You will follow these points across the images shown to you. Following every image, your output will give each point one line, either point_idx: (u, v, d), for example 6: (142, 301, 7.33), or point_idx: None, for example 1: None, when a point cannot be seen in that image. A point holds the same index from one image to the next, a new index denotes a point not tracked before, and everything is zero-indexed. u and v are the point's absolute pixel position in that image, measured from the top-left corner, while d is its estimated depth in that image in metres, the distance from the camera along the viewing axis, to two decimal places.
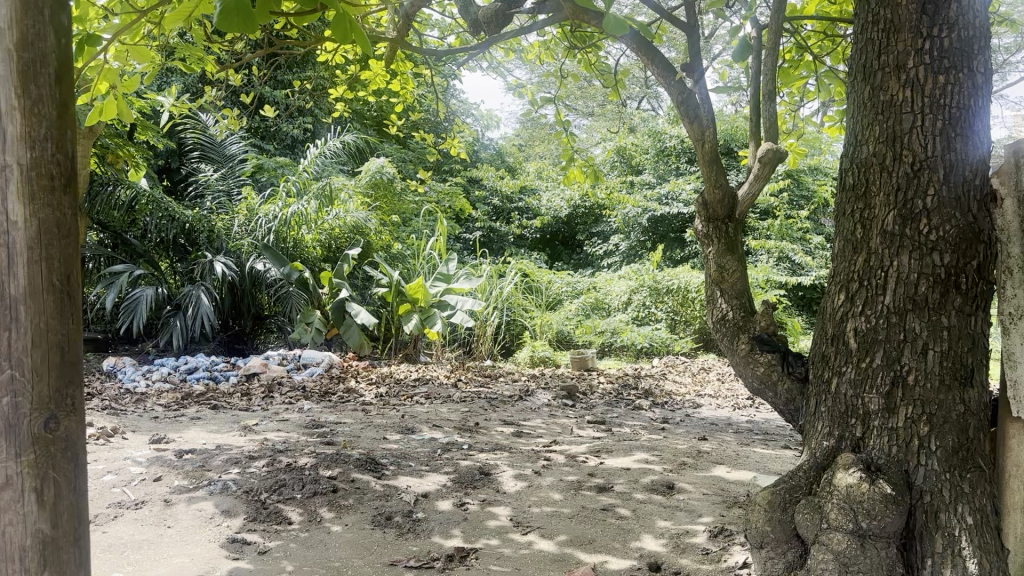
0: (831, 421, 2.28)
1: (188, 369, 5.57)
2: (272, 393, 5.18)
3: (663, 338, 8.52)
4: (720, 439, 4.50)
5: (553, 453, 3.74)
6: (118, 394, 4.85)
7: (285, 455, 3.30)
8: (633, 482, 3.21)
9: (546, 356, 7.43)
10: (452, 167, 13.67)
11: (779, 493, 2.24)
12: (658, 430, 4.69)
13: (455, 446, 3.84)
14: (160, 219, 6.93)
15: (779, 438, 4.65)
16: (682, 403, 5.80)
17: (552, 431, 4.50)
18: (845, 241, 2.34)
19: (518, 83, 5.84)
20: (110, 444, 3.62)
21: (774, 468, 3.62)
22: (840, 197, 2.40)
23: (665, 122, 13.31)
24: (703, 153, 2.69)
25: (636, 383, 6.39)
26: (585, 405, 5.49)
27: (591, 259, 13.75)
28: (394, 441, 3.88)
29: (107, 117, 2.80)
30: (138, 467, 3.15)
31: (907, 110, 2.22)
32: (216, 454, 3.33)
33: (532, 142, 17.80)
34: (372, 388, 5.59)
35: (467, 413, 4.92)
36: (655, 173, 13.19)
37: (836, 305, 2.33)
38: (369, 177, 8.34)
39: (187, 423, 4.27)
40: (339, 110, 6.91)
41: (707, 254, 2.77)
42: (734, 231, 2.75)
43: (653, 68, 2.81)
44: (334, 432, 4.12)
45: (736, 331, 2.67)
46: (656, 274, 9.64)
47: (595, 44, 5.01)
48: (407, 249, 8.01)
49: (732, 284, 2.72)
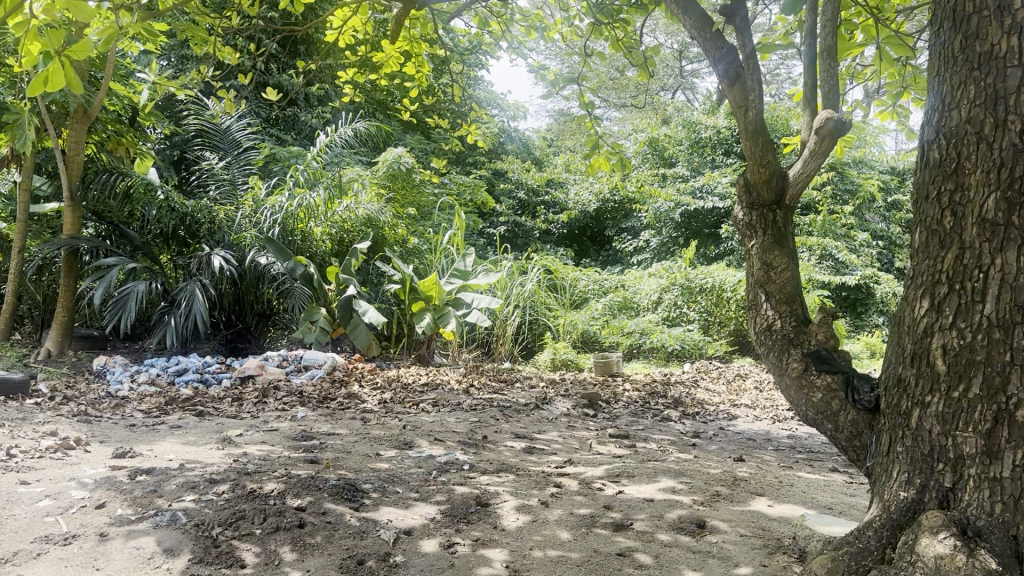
0: (911, 466, 1.78)
1: (177, 370, 5.15)
2: (266, 398, 4.76)
3: (696, 340, 7.99)
4: (759, 459, 3.97)
5: (565, 478, 3.24)
6: (97, 398, 4.47)
7: (251, 478, 2.84)
8: (657, 518, 2.70)
9: (569, 359, 6.92)
10: (477, 159, 13.32)
11: (843, 560, 1.79)
12: (688, 447, 4.20)
13: (455, 466, 3.37)
14: (159, 210, 6.42)
15: (825, 459, 4.11)
16: (715, 415, 5.26)
17: (568, 447, 4.02)
18: (930, 231, 1.83)
19: (539, 65, 5.29)
20: (65, 458, 3.21)
21: (824, 500, 3.09)
22: (923, 175, 1.88)
23: (701, 112, 12.75)
24: (745, 123, 2.20)
25: (664, 391, 5.86)
26: (608, 415, 4.99)
27: (619, 256, 13.19)
28: (386, 460, 3.42)
29: (55, 88, 2.39)
30: (81, 490, 2.72)
31: (1012, 63, 1.70)
32: (175, 475, 2.89)
33: (562, 137, 17.34)
34: (376, 393, 5.15)
35: (476, 424, 4.44)
36: (688, 165, 12.57)
37: (917, 315, 1.83)
38: (385, 169, 7.91)
39: (163, 433, 3.86)
40: (349, 94, 6.45)
41: (750, 250, 2.28)
42: (783, 220, 2.25)
43: (685, 21, 2.34)
44: (322, 446, 3.67)
45: (786, 345, 2.17)
46: (689, 272, 9.06)
47: (625, 20, 4.49)
48: (424, 244, 7.61)
49: (779, 288, 2.22)
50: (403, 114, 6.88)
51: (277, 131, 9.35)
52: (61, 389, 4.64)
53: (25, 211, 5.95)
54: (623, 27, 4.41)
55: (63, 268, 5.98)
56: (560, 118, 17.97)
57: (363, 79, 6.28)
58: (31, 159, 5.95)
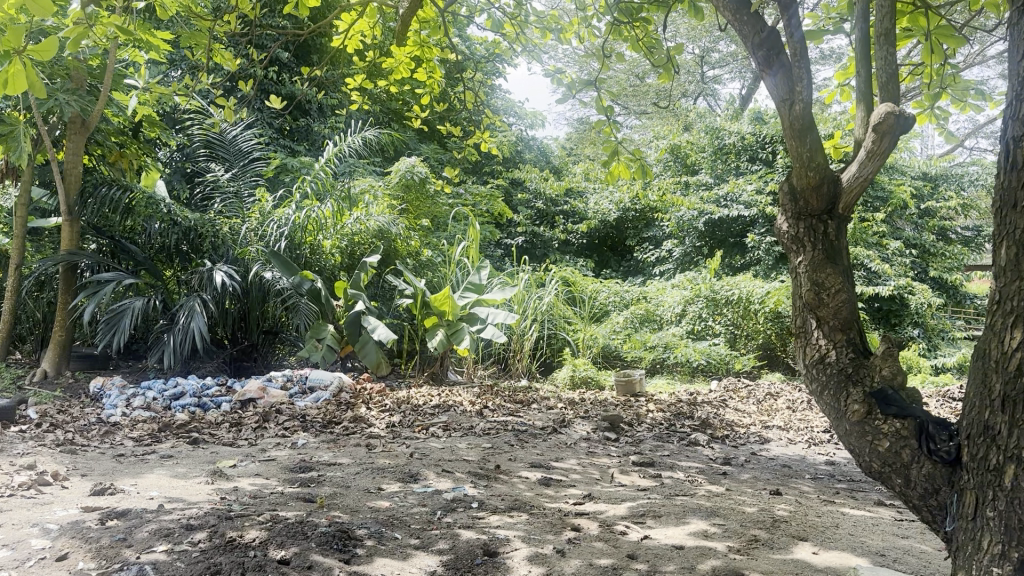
0: (1006, 535, 1.45)
1: (174, 394, 4.87)
2: (266, 423, 4.50)
3: (722, 355, 7.63)
4: (796, 492, 3.63)
5: (583, 518, 2.92)
6: (86, 424, 4.22)
7: (233, 525, 2.54)
8: (688, 570, 2.37)
9: (589, 376, 6.60)
10: (494, 169, 13.10)
11: None
12: (719, 476, 3.87)
13: (462, 504, 3.06)
14: (161, 224, 6.22)
15: (868, 490, 3.75)
16: (746, 438, 4.91)
17: (587, 478, 3.69)
18: (1019, 246, 1.50)
19: (555, 69, 4.92)
20: (37, 497, 2.93)
21: (877, 544, 2.73)
22: (1008, 178, 1.55)
23: (723, 119, 12.38)
24: (790, 119, 1.90)
25: (690, 412, 5.51)
26: (630, 439, 4.67)
27: (641, 267, 12.85)
28: (386, 497, 3.12)
29: (18, 92, 2.09)
30: (43, 539, 2.44)
31: None
32: (149, 520, 2.59)
33: (581, 145, 17.06)
34: (384, 415, 4.86)
35: (489, 451, 4.14)
36: (712, 172, 12.20)
37: (1006, 349, 1.49)
38: (398, 179, 7.65)
39: (152, 464, 3.59)
40: (356, 102, 6.15)
41: (796, 268, 1.98)
42: (836, 231, 1.95)
43: (720, 3, 2.04)
44: (319, 479, 3.38)
45: (843, 382, 1.87)
46: (714, 283, 8.72)
47: (647, 20, 4.13)
48: (437, 256, 7.33)
49: (834, 313, 1.91)
50: (414, 121, 6.54)
51: (288, 142, 9.17)
52: (51, 414, 4.40)
53: (22, 227, 5.74)
54: (644, 26, 4.07)
55: (61, 285, 5.81)
56: (580, 126, 17.68)
57: (372, 86, 5.96)
58: (27, 173, 5.77)
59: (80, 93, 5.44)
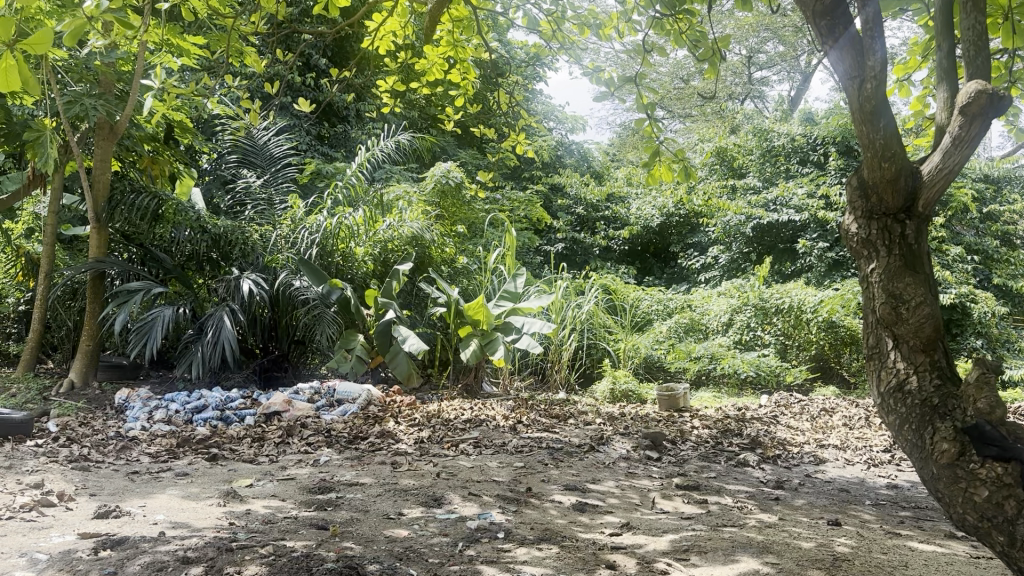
0: None
1: (196, 408, 4.72)
2: (290, 437, 4.31)
3: (773, 366, 7.24)
4: (858, 522, 3.28)
5: (619, 553, 2.64)
6: (105, 439, 4.08)
7: (232, 558, 2.31)
8: None
9: (630, 390, 6.30)
10: (533, 173, 12.88)
11: None
12: (770, 502, 3.55)
13: (488, 534, 2.79)
14: (191, 232, 6.10)
15: (937, 520, 3.39)
16: (799, 458, 4.57)
17: (626, 503, 3.40)
18: None
19: (594, 66, 4.61)
20: (36, 521, 2.76)
21: None
22: None
23: (771, 120, 11.94)
24: (860, 102, 1.77)
25: (739, 429, 5.17)
26: (673, 458, 4.37)
27: (686, 274, 12.50)
28: (405, 525, 2.87)
29: (13, 91, 1.62)
30: (27, 572, 2.24)
31: None
32: (145, 551, 2.39)
33: (624, 149, 16.76)
34: (413, 430, 4.63)
35: (521, 471, 3.89)
36: (760, 175, 11.80)
37: None
38: (432, 184, 7.45)
39: (166, 483, 3.41)
40: (389, 105, 5.87)
41: (868, 275, 1.84)
42: (914, 234, 1.80)
43: None
44: (337, 502, 3.16)
45: (929, 415, 1.74)
46: (762, 290, 8.32)
47: (691, 12, 3.81)
48: (472, 263, 7.10)
49: (914, 331, 1.77)
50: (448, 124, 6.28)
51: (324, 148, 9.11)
52: (72, 428, 4.27)
53: (53, 234, 5.69)
54: (687, 18, 3.75)
55: (89, 294, 5.75)
56: (624, 130, 17.37)
57: (404, 88, 5.66)
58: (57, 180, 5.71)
59: (107, 98, 5.35)
